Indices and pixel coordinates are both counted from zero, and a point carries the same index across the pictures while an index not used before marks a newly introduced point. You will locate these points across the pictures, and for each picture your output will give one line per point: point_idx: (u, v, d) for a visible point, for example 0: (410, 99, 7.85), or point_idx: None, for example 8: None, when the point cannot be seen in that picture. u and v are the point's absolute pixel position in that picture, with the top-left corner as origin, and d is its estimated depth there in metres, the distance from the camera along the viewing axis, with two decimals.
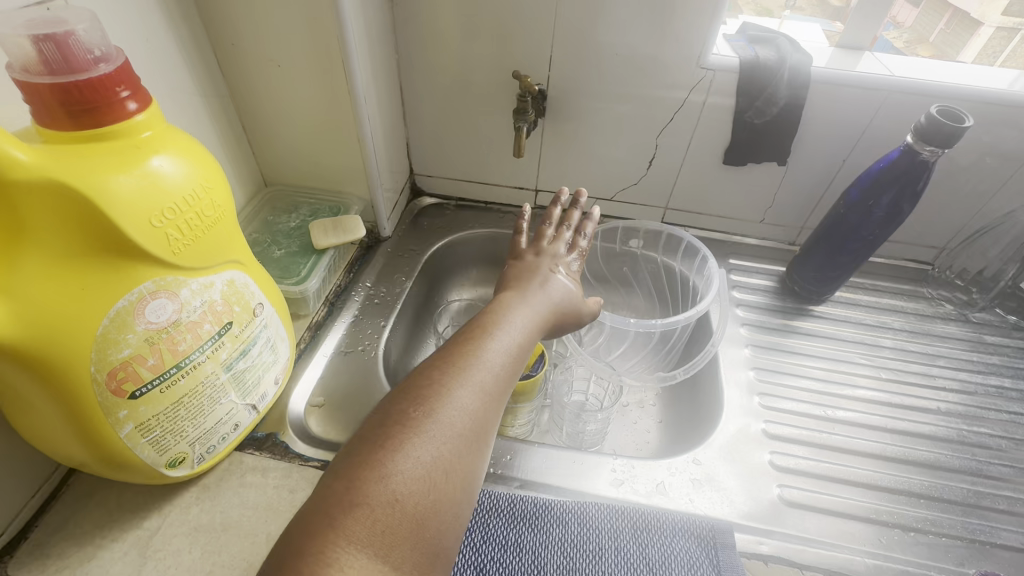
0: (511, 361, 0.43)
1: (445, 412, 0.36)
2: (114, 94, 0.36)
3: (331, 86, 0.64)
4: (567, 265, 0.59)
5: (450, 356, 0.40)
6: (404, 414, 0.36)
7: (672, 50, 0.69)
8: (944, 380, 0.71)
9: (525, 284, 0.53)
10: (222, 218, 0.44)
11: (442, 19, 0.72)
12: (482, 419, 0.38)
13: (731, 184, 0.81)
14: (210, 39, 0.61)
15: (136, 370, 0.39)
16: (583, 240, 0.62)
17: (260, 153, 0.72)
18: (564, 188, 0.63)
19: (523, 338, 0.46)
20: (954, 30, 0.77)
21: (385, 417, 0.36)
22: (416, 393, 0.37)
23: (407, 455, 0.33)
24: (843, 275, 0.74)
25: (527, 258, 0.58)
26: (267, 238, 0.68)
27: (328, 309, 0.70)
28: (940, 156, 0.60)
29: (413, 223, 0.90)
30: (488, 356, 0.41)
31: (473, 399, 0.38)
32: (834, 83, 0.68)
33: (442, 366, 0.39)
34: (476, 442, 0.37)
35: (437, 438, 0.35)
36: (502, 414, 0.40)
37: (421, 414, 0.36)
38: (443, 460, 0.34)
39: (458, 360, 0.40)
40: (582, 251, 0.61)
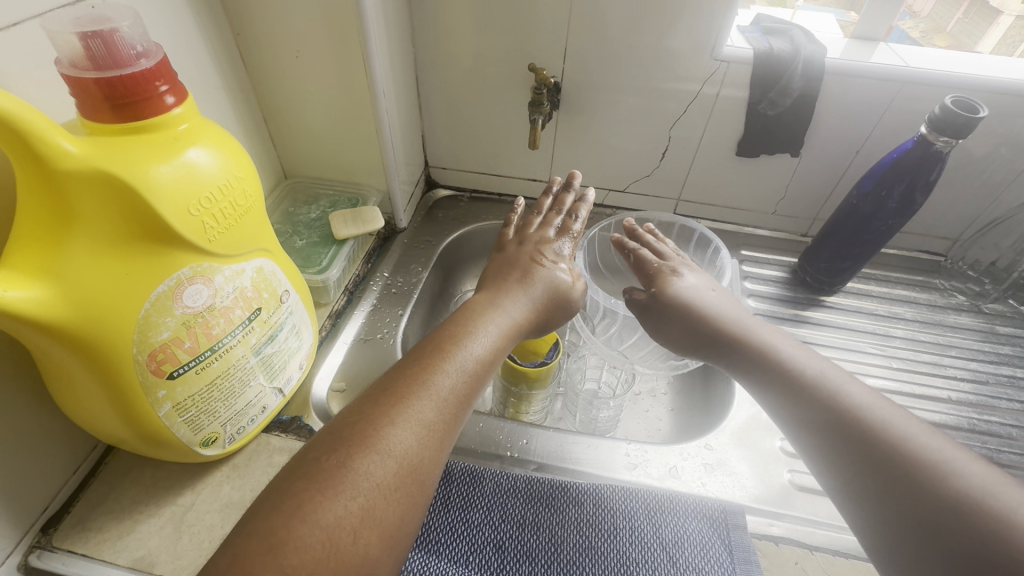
0: (455, 397, 0.42)
1: (359, 466, 0.34)
2: (154, 88, 0.38)
3: (350, 80, 0.65)
4: (556, 250, 0.60)
5: (382, 402, 0.39)
6: (317, 468, 0.34)
7: (686, 42, 0.69)
8: (955, 370, 0.72)
9: (502, 283, 0.55)
10: (252, 208, 0.45)
11: (458, 13, 0.73)
12: (406, 467, 0.36)
13: (744, 176, 0.82)
14: (235, 34, 0.62)
15: (175, 352, 0.41)
16: (575, 224, 0.63)
17: (281, 146, 0.74)
18: (556, 178, 0.66)
19: (477, 369, 0.45)
20: (974, 20, 0.77)
21: (293, 476, 0.33)
22: (332, 447, 0.35)
23: (307, 519, 0.31)
24: (855, 266, 0.75)
25: (510, 249, 0.61)
26: (289, 229, 0.70)
27: (347, 298, 0.72)
28: (954, 147, 0.60)
29: (429, 214, 0.91)
30: (427, 395, 0.40)
31: (399, 446, 0.36)
32: (848, 74, 0.68)
33: (367, 414, 0.38)
34: (399, 494, 0.35)
35: (345, 496, 0.33)
36: (435, 458, 0.38)
37: (332, 469, 0.34)
38: (352, 520, 0.32)
39: (387, 405, 0.39)
40: (574, 235, 0.63)
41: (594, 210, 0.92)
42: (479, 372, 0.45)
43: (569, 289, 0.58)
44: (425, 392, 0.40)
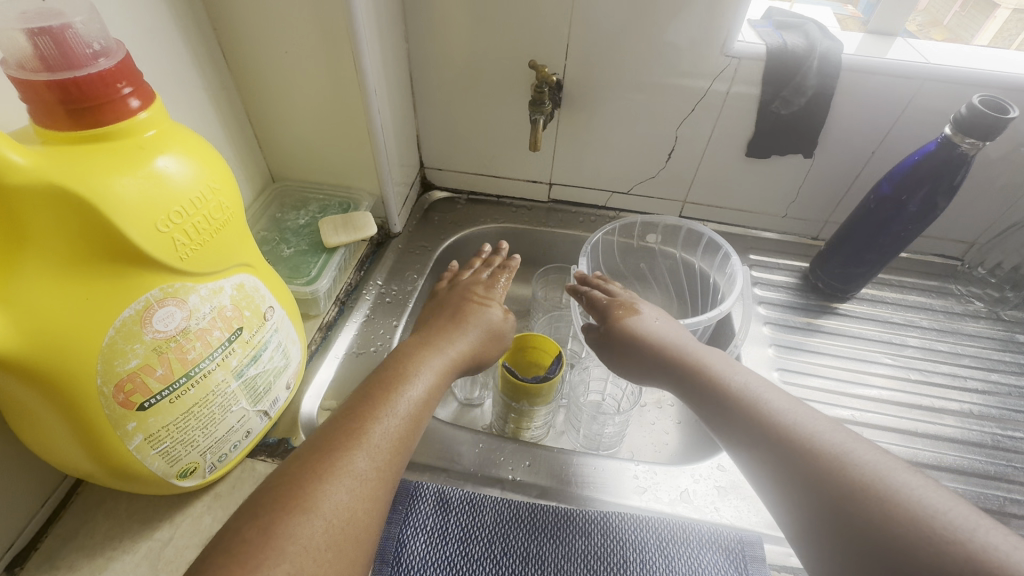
0: (393, 445, 0.42)
1: (289, 532, 0.33)
2: (115, 91, 0.34)
3: (339, 78, 0.61)
4: (488, 293, 0.63)
5: (314, 458, 0.38)
6: (242, 537, 0.33)
7: (694, 37, 0.66)
8: (975, 382, 0.69)
9: (435, 329, 0.56)
10: (230, 221, 0.42)
11: (454, 6, 0.69)
12: (342, 525, 0.35)
13: (753, 177, 0.78)
14: (215, 29, 0.59)
15: (145, 381, 0.37)
16: (505, 271, 0.67)
17: (267, 148, 0.70)
18: (485, 246, 0.71)
19: (412, 418, 0.44)
20: (970, 13, 0.75)
21: (219, 549, 0.32)
22: (260, 513, 0.34)
23: None
24: (869, 272, 0.72)
25: (444, 297, 0.63)
26: (276, 236, 0.66)
27: (339, 309, 0.69)
28: (981, 149, 0.57)
29: (425, 218, 0.87)
30: (363, 446, 0.40)
31: (332, 505, 0.36)
32: (865, 71, 0.65)
33: (299, 472, 0.37)
34: (332, 557, 0.34)
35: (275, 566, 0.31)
36: (376, 510, 0.38)
37: (262, 539, 0.33)
38: None
39: (318, 462, 0.38)
40: (505, 277, 0.66)
41: (597, 212, 0.89)
42: (415, 420, 0.44)
43: (501, 327, 0.60)
44: (359, 450, 0.39)
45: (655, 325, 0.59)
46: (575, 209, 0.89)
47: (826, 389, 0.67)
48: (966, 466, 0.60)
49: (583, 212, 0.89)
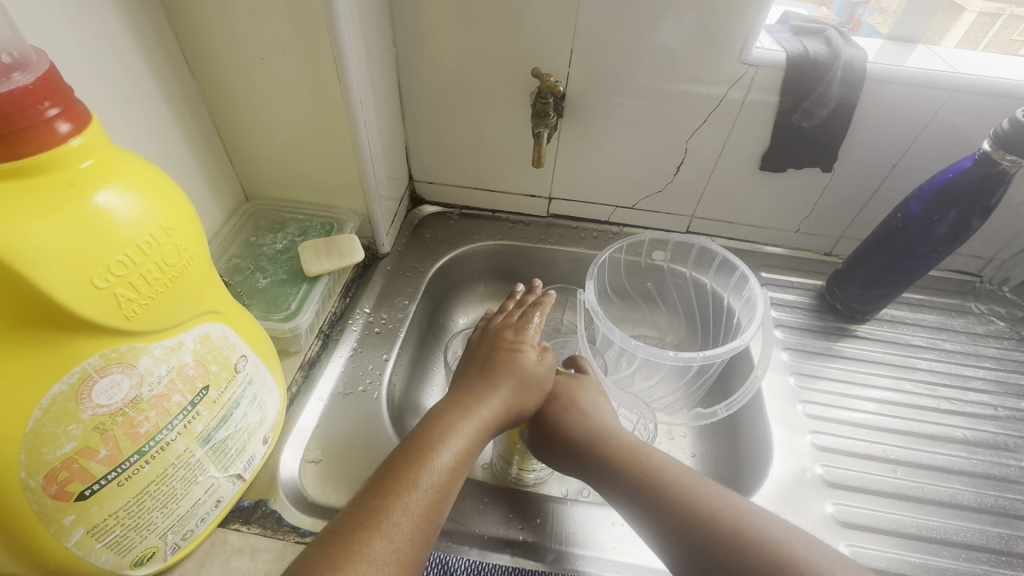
0: (416, 527, 0.38)
1: None
2: (37, 113, 0.27)
3: (320, 87, 0.55)
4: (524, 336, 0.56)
5: (325, 546, 0.35)
6: None
7: (709, 43, 0.61)
8: (1005, 409, 0.65)
9: (466, 381, 0.52)
10: (189, 264, 0.35)
11: (447, 8, 0.63)
12: None
13: (766, 192, 0.74)
14: (176, 32, 0.51)
15: (84, 467, 0.31)
16: (539, 312, 0.59)
17: (240, 164, 0.63)
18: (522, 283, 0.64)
19: (437, 492, 0.41)
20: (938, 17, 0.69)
21: None
22: None
23: None
24: (891, 293, 0.68)
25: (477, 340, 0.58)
26: (250, 264, 0.59)
27: (322, 343, 0.62)
28: (1021, 167, 0.53)
29: (415, 235, 0.81)
30: (382, 530, 0.37)
31: None
32: (890, 80, 0.61)
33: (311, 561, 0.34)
34: None
35: None
36: None
37: None
38: None
39: (331, 549, 0.35)
40: (540, 319, 0.59)
41: (599, 227, 0.83)
42: (439, 496, 0.41)
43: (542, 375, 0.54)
44: (375, 536, 0.36)
45: (592, 411, 0.54)
46: (576, 225, 0.84)
47: (854, 422, 0.63)
48: (1004, 506, 0.56)
49: (585, 227, 0.83)
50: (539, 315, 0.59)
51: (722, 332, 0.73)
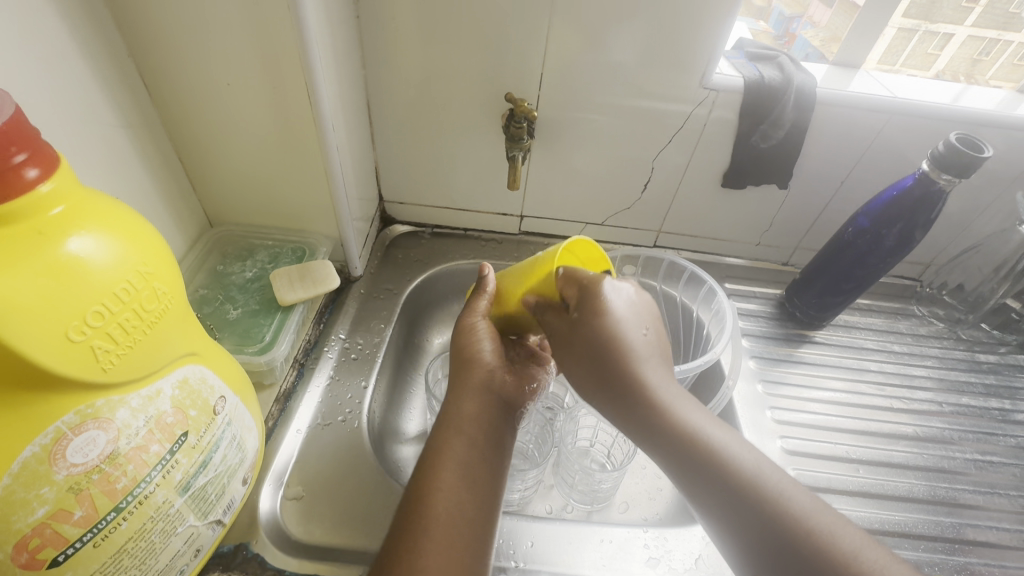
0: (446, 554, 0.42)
1: None
2: (4, 160, 0.25)
3: (290, 113, 0.54)
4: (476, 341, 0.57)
5: None
6: None
7: (671, 68, 0.64)
8: (950, 406, 0.71)
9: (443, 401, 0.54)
10: (168, 308, 0.33)
11: (417, 33, 0.63)
12: None
13: (728, 207, 0.78)
14: (135, 56, 0.49)
15: (57, 531, 0.29)
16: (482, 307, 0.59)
17: (203, 190, 0.61)
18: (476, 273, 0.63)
19: (449, 518, 0.44)
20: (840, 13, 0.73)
21: None
22: None
23: None
24: (845, 302, 0.72)
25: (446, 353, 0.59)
26: (218, 294, 0.56)
27: (298, 372, 0.60)
28: (955, 186, 0.58)
29: (387, 256, 0.80)
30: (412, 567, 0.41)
31: None
32: (837, 104, 0.65)
33: None
34: None
35: None
36: None
37: None
38: None
39: None
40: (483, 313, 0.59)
41: (570, 243, 0.85)
42: (453, 521, 0.44)
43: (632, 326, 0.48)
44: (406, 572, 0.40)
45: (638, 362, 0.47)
46: (548, 241, 0.85)
47: (817, 424, 0.66)
48: (953, 496, 0.61)
49: (556, 243, 0.85)
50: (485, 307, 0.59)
51: (692, 343, 0.75)
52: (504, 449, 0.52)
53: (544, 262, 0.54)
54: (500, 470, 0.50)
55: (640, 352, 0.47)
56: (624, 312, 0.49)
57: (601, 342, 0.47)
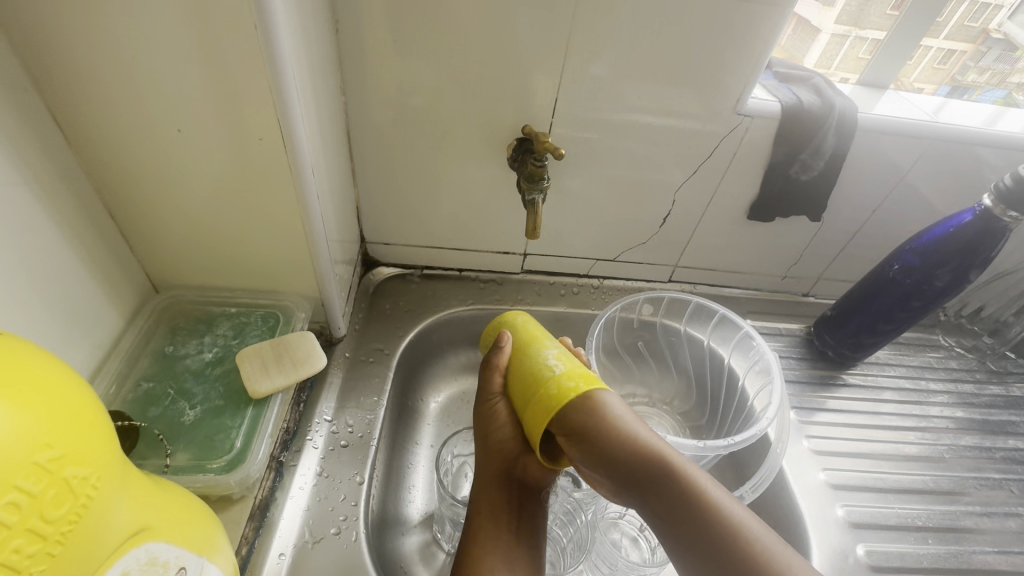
0: None
1: None
2: None
3: (254, 159, 0.44)
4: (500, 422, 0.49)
5: None
6: None
7: (702, 92, 0.56)
8: (999, 451, 0.66)
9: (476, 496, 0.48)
10: (97, 491, 0.23)
11: (409, 51, 0.53)
12: None
13: (751, 239, 0.71)
14: (58, 91, 0.40)
15: None
16: (498, 377, 0.50)
17: (151, 247, 0.51)
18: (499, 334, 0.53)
19: None
20: (801, 37, 0.70)
21: None
22: None
23: None
24: (883, 341, 0.66)
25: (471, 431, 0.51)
26: (169, 389, 0.48)
27: (276, 473, 0.50)
28: (1019, 223, 0.54)
29: (373, 307, 0.69)
30: None
31: None
32: (876, 130, 0.60)
33: None
34: None
35: None
36: None
37: None
38: None
39: None
40: (500, 386, 0.50)
41: (578, 282, 0.76)
42: None
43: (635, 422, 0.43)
44: None
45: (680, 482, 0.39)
46: (554, 280, 0.76)
47: (874, 487, 0.60)
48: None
49: (563, 283, 0.76)
50: (500, 374, 0.50)
51: (724, 392, 0.67)
52: (538, 528, 0.48)
53: (590, 377, 0.45)
54: (538, 549, 0.47)
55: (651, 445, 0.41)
56: (627, 414, 0.43)
57: (604, 435, 0.41)
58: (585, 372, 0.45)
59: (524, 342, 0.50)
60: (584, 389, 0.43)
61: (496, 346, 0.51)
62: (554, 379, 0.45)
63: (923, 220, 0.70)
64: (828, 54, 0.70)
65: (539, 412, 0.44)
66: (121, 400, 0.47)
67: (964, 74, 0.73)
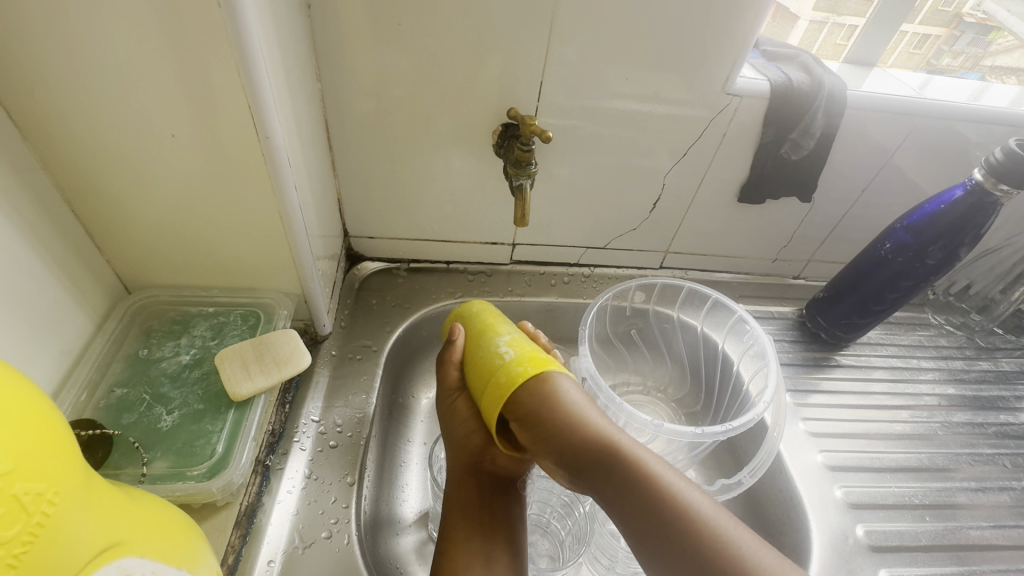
0: None
1: None
2: None
3: (227, 150, 0.42)
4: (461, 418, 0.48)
5: None
6: None
7: (691, 73, 0.55)
8: (991, 426, 0.66)
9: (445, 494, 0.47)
10: (60, 500, 0.22)
11: (387, 36, 0.51)
12: None
13: (741, 221, 0.70)
14: (8, 83, 0.37)
15: None
16: (451, 371, 0.50)
17: (120, 246, 0.48)
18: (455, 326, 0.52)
19: None
20: (778, 25, 0.69)
21: None
22: None
23: None
24: (875, 322, 0.66)
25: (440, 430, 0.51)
26: (144, 394, 0.46)
27: (262, 478, 0.48)
28: (1010, 197, 0.54)
29: (359, 302, 0.67)
30: None
31: None
32: (865, 109, 0.59)
33: None
34: None
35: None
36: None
37: None
38: None
39: None
40: (453, 379, 0.49)
41: (569, 271, 0.75)
42: None
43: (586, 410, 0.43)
44: None
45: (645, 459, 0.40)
46: (544, 270, 0.74)
47: (870, 467, 0.60)
48: None
49: (553, 272, 0.75)
50: (454, 369, 0.50)
51: (719, 378, 0.66)
52: (515, 522, 0.47)
53: (539, 363, 0.44)
54: (517, 545, 0.46)
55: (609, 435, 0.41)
56: (580, 400, 0.43)
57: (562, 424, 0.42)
58: (535, 356, 0.45)
59: (478, 330, 0.50)
60: (531, 372, 0.43)
61: (449, 340, 0.51)
62: (503, 367, 0.45)
63: (912, 199, 0.69)
64: (808, 40, 0.69)
65: (490, 401, 0.44)
66: (93, 408, 0.44)
67: (940, 58, 0.72)
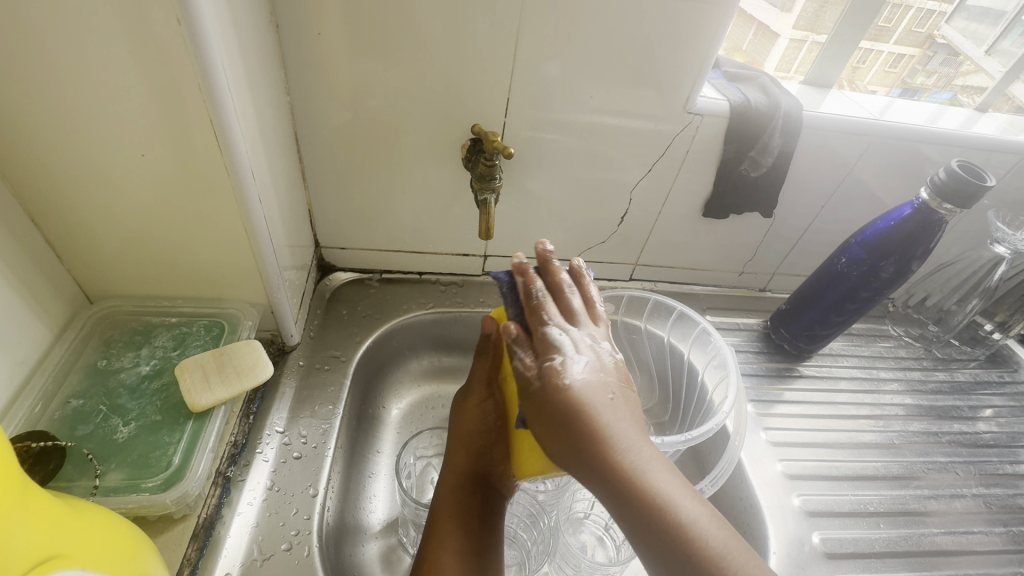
0: None
1: None
2: None
3: (187, 165, 0.43)
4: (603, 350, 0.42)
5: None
6: None
7: (652, 91, 0.57)
8: (945, 435, 0.68)
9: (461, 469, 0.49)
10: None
11: (352, 53, 0.52)
12: None
13: (709, 235, 0.72)
14: None
15: None
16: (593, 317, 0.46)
17: (84, 258, 0.48)
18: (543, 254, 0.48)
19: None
20: (759, 41, 0.72)
21: None
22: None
23: None
24: (835, 332, 0.68)
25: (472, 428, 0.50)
26: (101, 405, 0.46)
27: (222, 489, 0.48)
28: (955, 215, 0.57)
29: (329, 313, 0.67)
30: None
31: None
32: (821, 128, 0.62)
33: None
34: None
35: None
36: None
37: None
38: None
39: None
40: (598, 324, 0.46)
41: None
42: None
43: (599, 395, 0.37)
44: None
45: (608, 404, 0.37)
46: None
47: (829, 476, 0.62)
48: (976, 543, 0.58)
49: None
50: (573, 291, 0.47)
51: (685, 388, 0.68)
52: (494, 535, 0.46)
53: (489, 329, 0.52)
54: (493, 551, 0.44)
55: (603, 419, 0.36)
56: (593, 382, 0.38)
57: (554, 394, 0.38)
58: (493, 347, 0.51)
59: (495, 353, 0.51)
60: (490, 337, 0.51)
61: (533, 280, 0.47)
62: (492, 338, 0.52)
63: (870, 213, 0.72)
64: (788, 57, 0.72)
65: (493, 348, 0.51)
66: (48, 419, 0.44)
67: (913, 76, 0.75)
